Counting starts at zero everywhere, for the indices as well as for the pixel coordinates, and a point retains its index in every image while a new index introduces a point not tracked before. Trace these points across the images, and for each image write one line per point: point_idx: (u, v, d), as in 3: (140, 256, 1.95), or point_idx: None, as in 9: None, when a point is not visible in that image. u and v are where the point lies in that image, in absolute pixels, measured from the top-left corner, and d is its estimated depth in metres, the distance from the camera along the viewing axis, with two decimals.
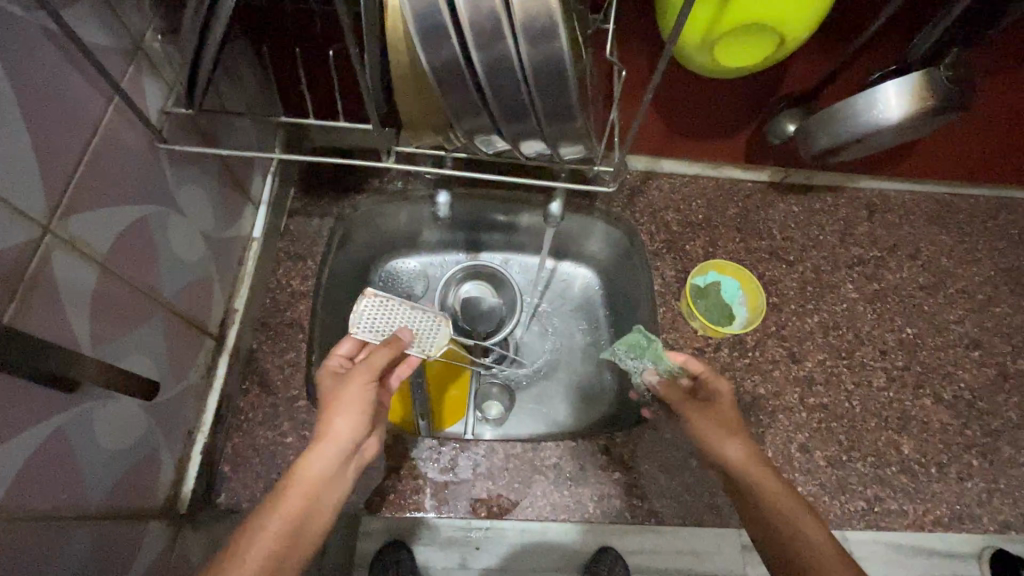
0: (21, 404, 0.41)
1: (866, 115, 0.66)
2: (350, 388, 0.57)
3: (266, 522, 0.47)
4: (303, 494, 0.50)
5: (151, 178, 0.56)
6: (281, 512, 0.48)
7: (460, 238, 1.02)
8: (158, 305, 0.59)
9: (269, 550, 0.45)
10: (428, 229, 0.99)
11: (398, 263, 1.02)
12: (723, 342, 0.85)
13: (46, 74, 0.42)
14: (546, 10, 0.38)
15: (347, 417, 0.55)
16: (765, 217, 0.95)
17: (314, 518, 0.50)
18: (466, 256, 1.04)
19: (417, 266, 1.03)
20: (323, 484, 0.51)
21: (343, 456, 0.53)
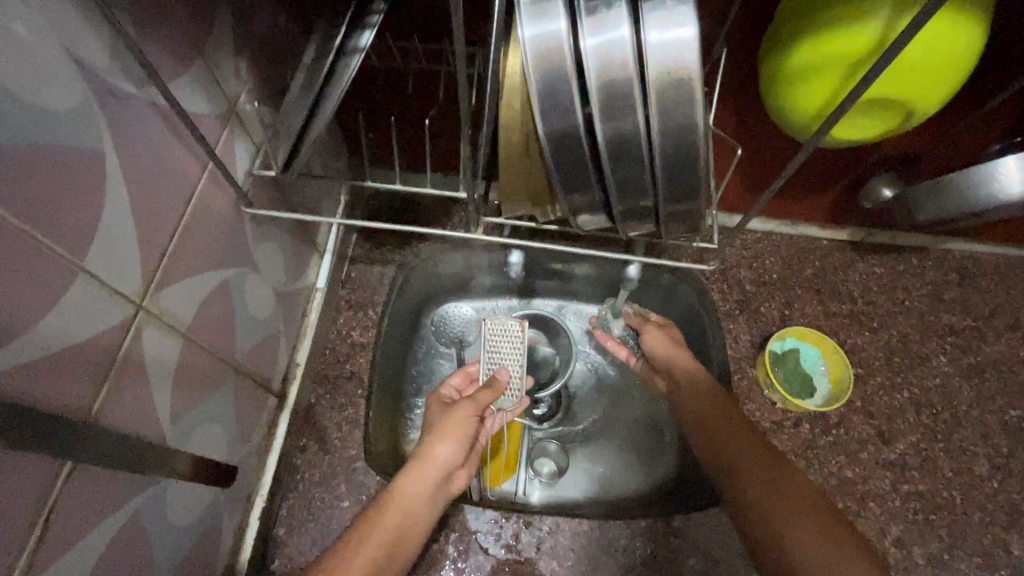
0: (104, 492, 0.39)
1: (982, 188, 0.60)
2: (454, 422, 0.66)
3: (375, 529, 0.59)
4: (403, 508, 0.61)
5: (234, 241, 0.54)
6: (386, 521, 0.60)
7: (517, 286, 0.99)
8: (231, 366, 0.57)
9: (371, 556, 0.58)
10: (486, 277, 0.96)
11: (451, 308, 0.99)
12: (804, 416, 0.79)
13: (152, 149, 0.41)
14: (685, 96, 0.35)
15: (448, 450, 0.64)
16: (846, 279, 0.90)
17: (407, 530, 0.61)
18: (520, 301, 1.00)
19: (471, 311, 0.99)
20: (418, 504, 0.62)
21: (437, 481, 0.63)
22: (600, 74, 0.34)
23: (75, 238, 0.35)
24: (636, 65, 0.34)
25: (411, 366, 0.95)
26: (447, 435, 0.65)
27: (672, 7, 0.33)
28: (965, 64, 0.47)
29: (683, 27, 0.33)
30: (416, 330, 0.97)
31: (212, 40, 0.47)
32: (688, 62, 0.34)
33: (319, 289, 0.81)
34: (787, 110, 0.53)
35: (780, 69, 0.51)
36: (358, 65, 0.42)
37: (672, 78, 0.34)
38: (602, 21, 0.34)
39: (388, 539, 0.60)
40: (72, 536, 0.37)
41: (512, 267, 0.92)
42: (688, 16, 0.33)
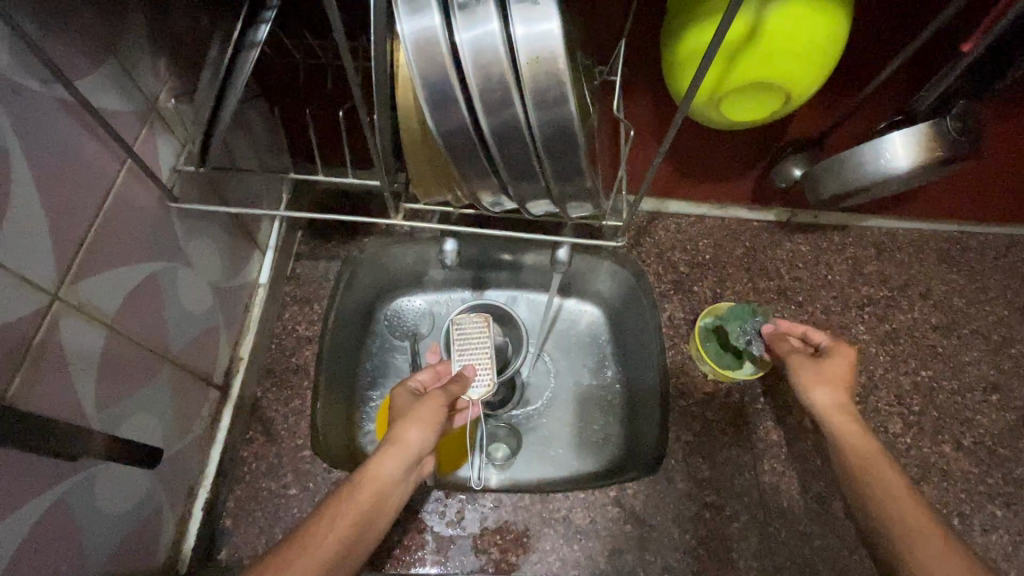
0: (23, 476, 0.41)
1: (872, 163, 0.66)
2: (425, 407, 0.67)
3: (345, 507, 0.57)
4: (373, 490, 0.59)
5: (160, 235, 0.56)
6: (357, 501, 0.57)
7: (468, 276, 1.02)
8: (164, 359, 0.59)
9: (339, 542, 0.54)
10: (435, 269, 0.99)
11: (403, 301, 1.01)
12: (734, 386, 0.83)
13: (59, 145, 0.42)
14: (556, 82, 0.37)
15: (420, 433, 0.64)
16: (774, 257, 0.95)
17: (378, 513, 0.59)
18: (473, 293, 1.02)
19: (423, 304, 1.01)
20: (389, 485, 0.60)
21: (408, 462, 0.62)
22: (474, 65, 0.37)
23: None
24: (508, 55, 0.37)
25: (365, 360, 0.96)
26: (417, 420, 0.65)
27: (536, 2, 0.36)
28: (833, 49, 0.51)
29: (548, 18, 0.36)
30: (369, 324, 0.98)
31: (126, 39, 0.48)
32: (554, 51, 0.37)
33: (262, 285, 0.82)
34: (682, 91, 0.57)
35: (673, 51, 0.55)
36: (257, 58, 0.44)
37: (541, 63, 0.37)
38: (474, 14, 0.36)
39: (354, 525, 0.56)
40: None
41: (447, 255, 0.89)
42: (552, 9, 0.36)
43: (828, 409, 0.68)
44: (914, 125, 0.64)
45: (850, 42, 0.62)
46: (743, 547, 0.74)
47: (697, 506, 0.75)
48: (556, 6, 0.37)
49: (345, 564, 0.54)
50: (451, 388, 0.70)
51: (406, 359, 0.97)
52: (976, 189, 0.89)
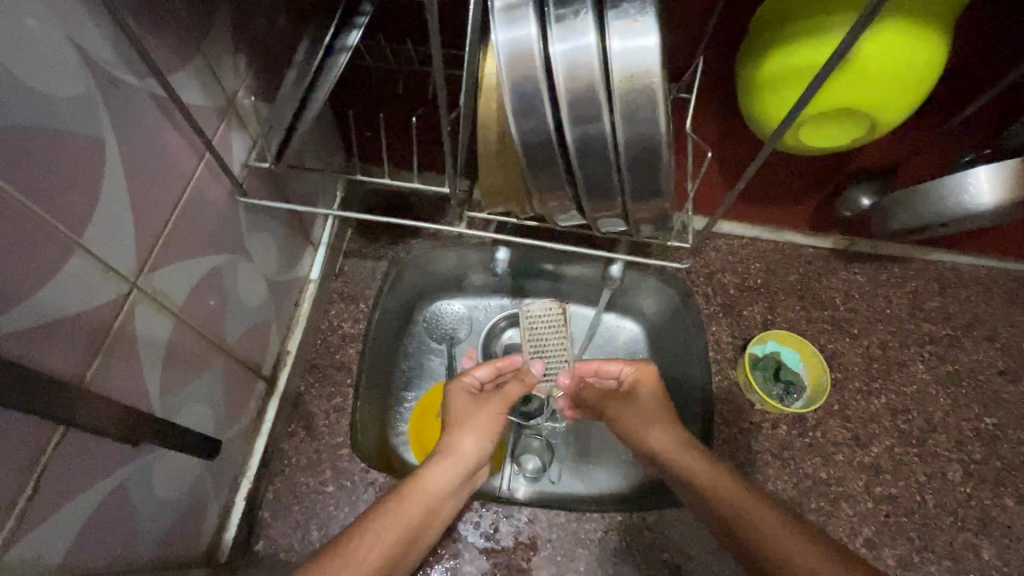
0: (92, 459, 0.42)
1: (951, 196, 0.62)
2: (481, 419, 0.68)
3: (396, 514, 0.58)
4: (424, 501, 0.61)
5: (227, 228, 0.57)
6: (408, 511, 0.59)
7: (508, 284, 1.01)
8: (221, 350, 0.60)
9: (389, 548, 0.56)
10: (476, 273, 0.99)
11: (443, 305, 1.00)
12: (783, 419, 0.80)
13: (148, 139, 0.43)
14: (650, 99, 0.37)
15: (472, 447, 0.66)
16: (828, 286, 0.92)
17: (423, 524, 0.61)
18: (512, 300, 1.01)
19: (463, 309, 1.01)
20: (438, 497, 0.63)
21: (458, 475, 0.65)
22: (567, 78, 0.36)
23: (69, 213, 0.37)
24: (602, 70, 0.36)
25: (402, 360, 0.97)
26: (471, 432, 0.67)
27: (635, 19, 0.36)
28: (928, 78, 0.49)
29: (647, 35, 0.35)
30: (409, 325, 0.99)
31: (213, 37, 0.50)
32: (651, 68, 0.36)
33: (312, 281, 0.84)
34: (761, 113, 0.55)
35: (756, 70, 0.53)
36: (346, 63, 0.45)
37: (635, 80, 0.36)
38: (571, 26, 0.36)
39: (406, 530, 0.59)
40: (65, 497, 0.40)
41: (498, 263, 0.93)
42: (651, 25, 0.35)
43: (664, 449, 0.69)
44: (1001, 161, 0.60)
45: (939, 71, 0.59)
46: None
47: None
48: (655, 24, 0.36)
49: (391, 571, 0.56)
50: (509, 397, 0.70)
51: (443, 363, 0.97)
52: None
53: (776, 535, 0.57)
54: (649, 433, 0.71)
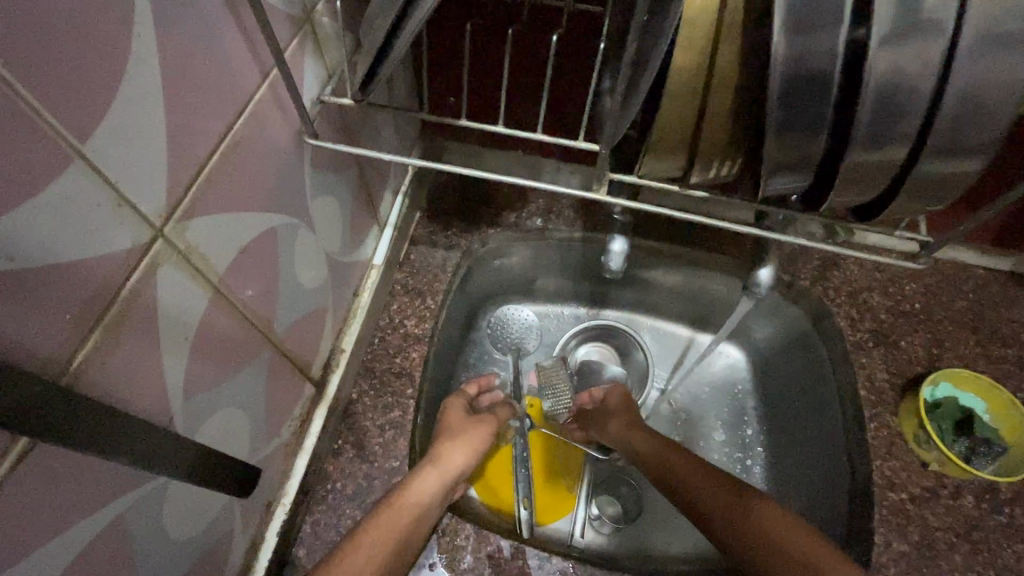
0: (72, 489, 0.28)
1: None
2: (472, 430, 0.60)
3: (369, 536, 0.48)
4: (411, 515, 0.51)
5: (288, 181, 0.43)
6: (387, 527, 0.49)
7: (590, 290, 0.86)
8: (266, 341, 0.46)
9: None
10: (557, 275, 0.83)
11: (511, 310, 0.86)
12: (966, 487, 0.61)
13: (201, 30, 0.31)
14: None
15: (463, 456, 0.58)
16: (1008, 318, 0.73)
17: (411, 543, 0.51)
18: (588, 310, 0.87)
19: (533, 316, 0.87)
20: (427, 507, 0.53)
21: (449, 484, 0.56)
22: None
23: (66, 105, 0.24)
24: None
25: (463, 371, 0.82)
26: (460, 439, 0.59)
27: None
28: None
29: None
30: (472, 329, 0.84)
31: None
32: None
33: (374, 266, 0.71)
34: None
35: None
36: None
37: None
38: None
39: (393, 542, 0.49)
40: (26, 544, 0.26)
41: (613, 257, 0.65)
42: None
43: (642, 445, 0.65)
44: None
45: None
46: None
47: None
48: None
49: None
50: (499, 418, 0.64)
51: (510, 378, 0.82)
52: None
53: (766, 510, 0.52)
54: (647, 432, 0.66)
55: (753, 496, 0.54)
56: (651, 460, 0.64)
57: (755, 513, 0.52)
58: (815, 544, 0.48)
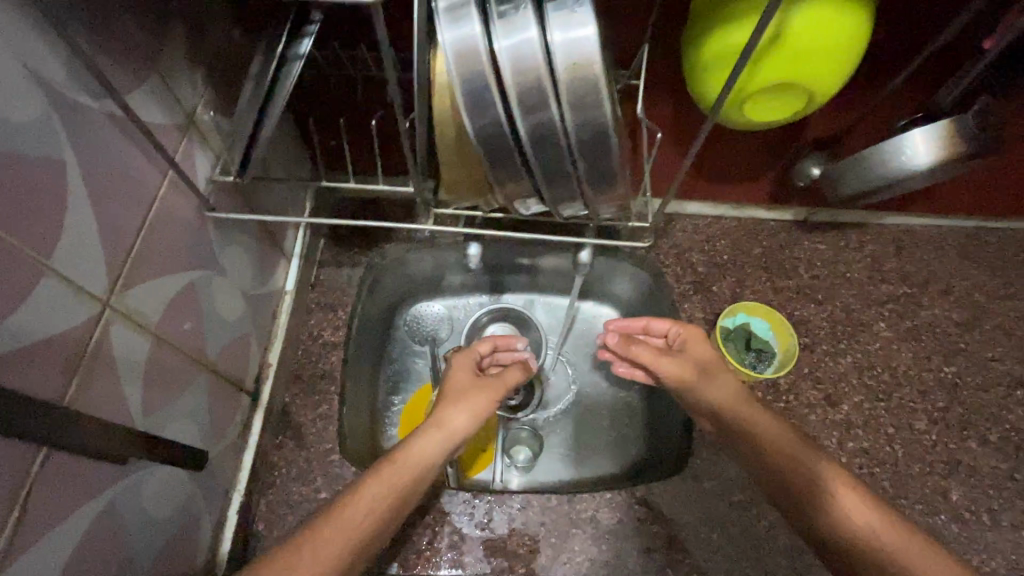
0: (76, 482, 0.42)
1: (893, 161, 0.67)
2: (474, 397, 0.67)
3: (377, 487, 0.56)
4: (413, 471, 0.59)
5: (198, 243, 0.57)
6: (392, 481, 0.57)
7: (486, 281, 1.02)
8: (202, 366, 0.60)
9: (367, 529, 0.53)
10: (454, 273, 1.00)
11: (422, 307, 1.02)
12: (758, 386, 0.84)
13: (111, 160, 0.44)
14: (595, 79, 0.39)
15: (462, 421, 0.65)
16: (791, 256, 0.96)
17: (410, 496, 0.59)
18: (490, 297, 1.03)
19: (442, 309, 1.02)
20: (428, 466, 0.60)
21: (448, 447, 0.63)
22: (515, 69, 0.38)
23: (33, 237, 0.37)
24: (547, 60, 0.38)
25: (388, 364, 0.99)
26: (463, 406, 0.66)
27: (573, 9, 0.38)
28: (849, 53, 0.52)
29: (584, 21, 0.37)
30: (389, 330, 1.00)
31: (166, 56, 0.50)
32: (591, 56, 0.38)
33: (288, 292, 0.84)
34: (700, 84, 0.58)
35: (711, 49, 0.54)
36: (301, 69, 0.46)
37: (577, 64, 0.38)
38: (512, 21, 0.37)
39: (395, 494, 0.57)
40: (53, 520, 0.40)
41: (471, 259, 0.94)
42: (587, 15, 0.37)
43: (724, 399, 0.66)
44: (933, 123, 0.65)
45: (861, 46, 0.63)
46: (772, 547, 0.73)
47: (724, 506, 0.74)
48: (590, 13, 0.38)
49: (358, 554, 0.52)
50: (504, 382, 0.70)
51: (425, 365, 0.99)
52: (993, 189, 0.89)
53: (858, 509, 0.53)
54: (708, 385, 0.68)
55: (840, 490, 0.55)
56: (740, 413, 0.65)
57: (840, 511, 0.53)
58: (938, 561, 0.48)
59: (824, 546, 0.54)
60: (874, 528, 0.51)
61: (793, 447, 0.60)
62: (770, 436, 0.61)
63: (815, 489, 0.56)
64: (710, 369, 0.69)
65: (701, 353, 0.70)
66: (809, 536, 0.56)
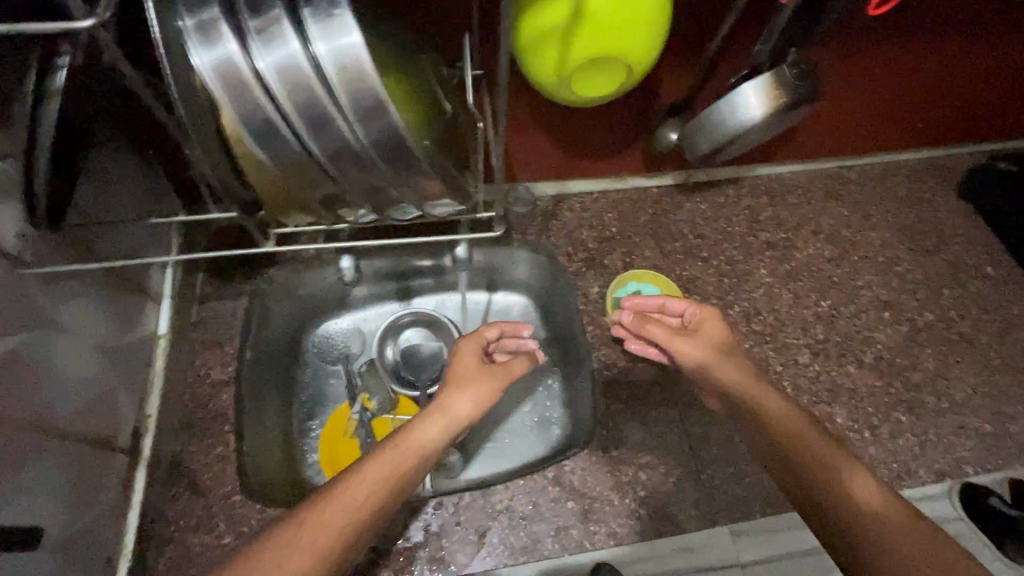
0: None
1: (731, 117, 0.70)
2: (481, 383, 0.69)
3: (381, 467, 0.58)
4: (415, 455, 0.61)
5: (17, 308, 0.53)
6: (396, 462, 0.59)
7: (391, 288, 0.97)
8: (49, 435, 0.57)
9: (367, 509, 0.55)
10: (358, 286, 0.95)
11: (330, 325, 0.96)
12: None
13: None
14: (375, 89, 0.38)
15: (466, 407, 0.66)
16: (676, 219, 0.99)
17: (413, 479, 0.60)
18: (400, 304, 0.98)
19: (350, 323, 0.96)
20: (428, 450, 0.62)
21: (451, 433, 0.65)
22: (285, 86, 0.37)
23: None
24: (317, 72, 0.37)
25: (299, 392, 0.92)
26: (466, 392, 0.68)
27: (333, 15, 0.36)
28: (656, 22, 0.54)
29: (348, 29, 0.36)
30: (298, 355, 0.94)
31: None
32: (362, 64, 0.37)
33: (162, 335, 0.79)
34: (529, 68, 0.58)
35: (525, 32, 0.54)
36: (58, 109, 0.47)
37: (348, 72, 0.37)
38: (270, 37, 0.36)
39: (400, 475, 0.58)
40: None
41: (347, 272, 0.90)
42: (348, 21, 0.36)
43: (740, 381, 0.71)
44: (758, 77, 0.68)
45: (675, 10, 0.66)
46: (679, 500, 0.76)
47: (632, 470, 0.77)
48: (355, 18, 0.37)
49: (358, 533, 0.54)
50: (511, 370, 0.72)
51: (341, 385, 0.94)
52: (838, 127, 0.96)
53: (870, 491, 0.55)
54: (722, 365, 0.74)
55: (848, 470, 0.57)
56: (758, 399, 0.69)
57: (852, 488, 0.56)
58: (934, 541, 0.50)
59: (825, 530, 0.55)
60: (876, 503, 0.54)
61: (804, 431, 0.63)
62: (780, 419, 0.65)
63: (827, 466, 0.58)
64: (724, 352, 0.75)
65: (716, 332, 0.77)
66: (815, 523, 0.57)
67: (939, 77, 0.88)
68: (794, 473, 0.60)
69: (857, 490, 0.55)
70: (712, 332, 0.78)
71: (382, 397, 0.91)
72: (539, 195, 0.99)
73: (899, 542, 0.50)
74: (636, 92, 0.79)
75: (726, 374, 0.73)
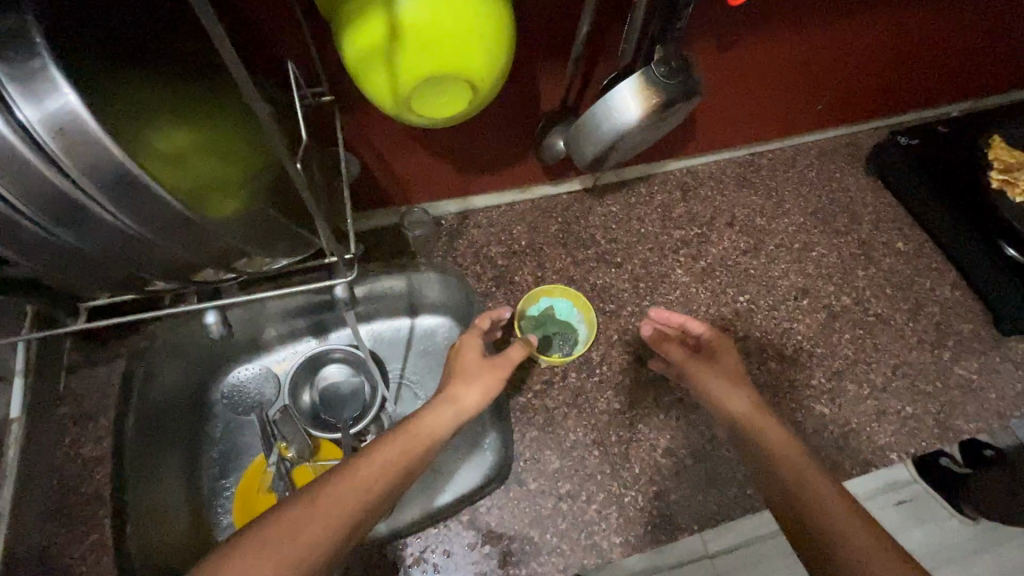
0: None
1: (607, 122, 0.65)
2: (488, 374, 0.71)
3: (391, 451, 0.59)
4: (421, 441, 0.62)
5: None
6: (404, 447, 0.60)
7: (303, 325, 0.95)
8: None
9: (376, 495, 0.54)
10: (270, 323, 0.93)
11: (240, 373, 0.94)
12: (570, 367, 0.82)
13: None
14: (114, 161, 0.34)
15: (473, 397, 0.68)
16: (588, 225, 0.95)
17: (418, 466, 0.61)
18: (315, 340, 0.97)
19: (261, 368, 0.95)
20: (436, 438, 0.63)
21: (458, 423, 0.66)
22: None
23: None
24: (33, 140, 0.33)
25: (209, 447, 0.90)
26: (473, 384, 0.70)
27: (39, 76, 0.32)
28: (493, 38, 0.48)
29: (58, 90, 0.32)
30: (206, 410, 0.92)
31: None
32: (85, 126, 0.33)
33: (15, 419, 0.71)
34: (364, 92, 0.52)
35: (349, 54, 0.49)
36: None
37: (70, 137, 0.33)
38: None
39: (405, 462, 0.59)
40: None
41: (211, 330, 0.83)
42: (58, 81, 0.32)
43: (745, 412, 0.69)
44: (629, 79, 0.64)
45: (526, 15, 0.61)
46: (603, 528, 0.72)
47: (551, 502, 0.73)
48: (73, 78, 0.33)
49: (368, 514, 0.53)
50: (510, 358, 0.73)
51: (255, 436, 0.92)
52: (740, 117, 0.93)
53: (848, 523, 0.51)
54: (728, 395, 0.71)
55: (830, 499, 0.54)
56: (756, 428, 0.66)
57: (834, 518, 0.52)
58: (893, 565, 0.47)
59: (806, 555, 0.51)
60: (844, 527, 0.51)
61: (801, 467, 0.59)
62: (779, 448, 0.62)
63: (801, 494, 0.56)
64: (735, 379, 0.72)
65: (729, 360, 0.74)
66: (799, 551, 0.53)
67: (831, 57, 0.86)
68: (781, 499, 0.57)
69: (839, 516, 0.52)
70: (727, 361, 0.75)
71: (295, 444, 0.87)
72: (442, 215, 0.94)
73: (868, 539, 0.50)
74: (516, 102, 0.74)
75: (730, 404, 0.70)
